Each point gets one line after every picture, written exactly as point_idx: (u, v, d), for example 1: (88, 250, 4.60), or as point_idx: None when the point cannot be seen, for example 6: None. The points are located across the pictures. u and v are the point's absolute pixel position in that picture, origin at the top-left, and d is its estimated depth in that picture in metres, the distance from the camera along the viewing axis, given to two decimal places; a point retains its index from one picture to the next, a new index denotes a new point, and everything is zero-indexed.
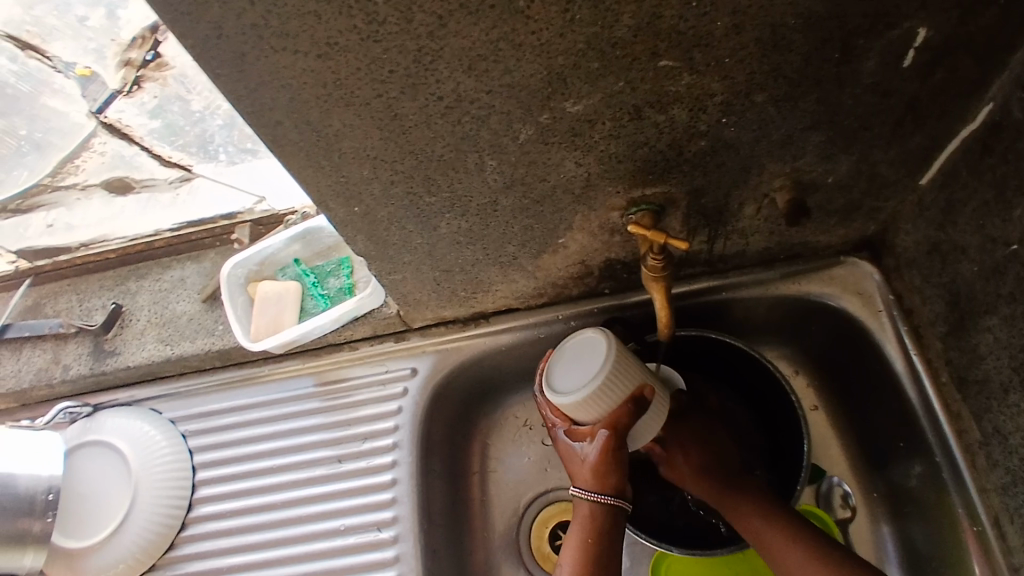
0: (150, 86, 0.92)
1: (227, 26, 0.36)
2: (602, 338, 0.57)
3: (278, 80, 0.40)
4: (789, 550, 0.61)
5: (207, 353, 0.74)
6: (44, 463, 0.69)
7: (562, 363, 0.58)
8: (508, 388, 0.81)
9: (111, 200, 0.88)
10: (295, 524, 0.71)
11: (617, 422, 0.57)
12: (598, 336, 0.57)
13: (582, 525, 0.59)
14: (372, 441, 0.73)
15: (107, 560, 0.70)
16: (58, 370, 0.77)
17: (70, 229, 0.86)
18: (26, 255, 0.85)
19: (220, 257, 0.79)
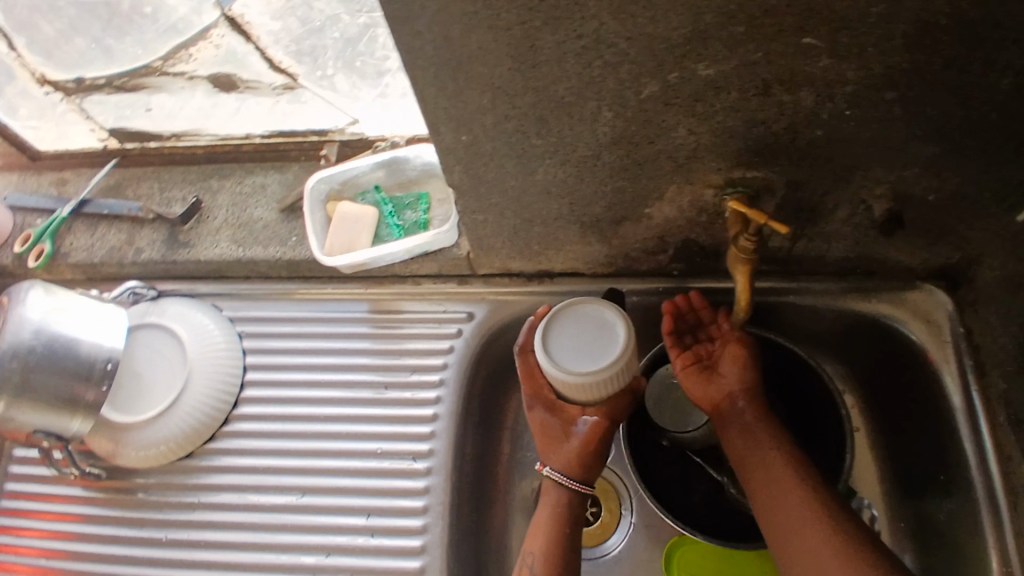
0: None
1: None
2: (609, 320, 0.65)
3: None
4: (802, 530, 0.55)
5: (277, 261, 0.76)
6: (110, 335, 0.70)
7: (565, 338, 0.65)
8: None
9: (213, 94, 0.84)
10: (332, 439, 0.73)
11: (615, 407, 0.65)
12: (607, 318, 0.65)
13: (555, 505, 0.65)
14: (420, 374, 0.74)
15: (151, 438, 0.72)
16: (130, 252, 0.79)
17: (168, 118, 0.85)
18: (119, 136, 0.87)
19: (302, 172, 0.81)
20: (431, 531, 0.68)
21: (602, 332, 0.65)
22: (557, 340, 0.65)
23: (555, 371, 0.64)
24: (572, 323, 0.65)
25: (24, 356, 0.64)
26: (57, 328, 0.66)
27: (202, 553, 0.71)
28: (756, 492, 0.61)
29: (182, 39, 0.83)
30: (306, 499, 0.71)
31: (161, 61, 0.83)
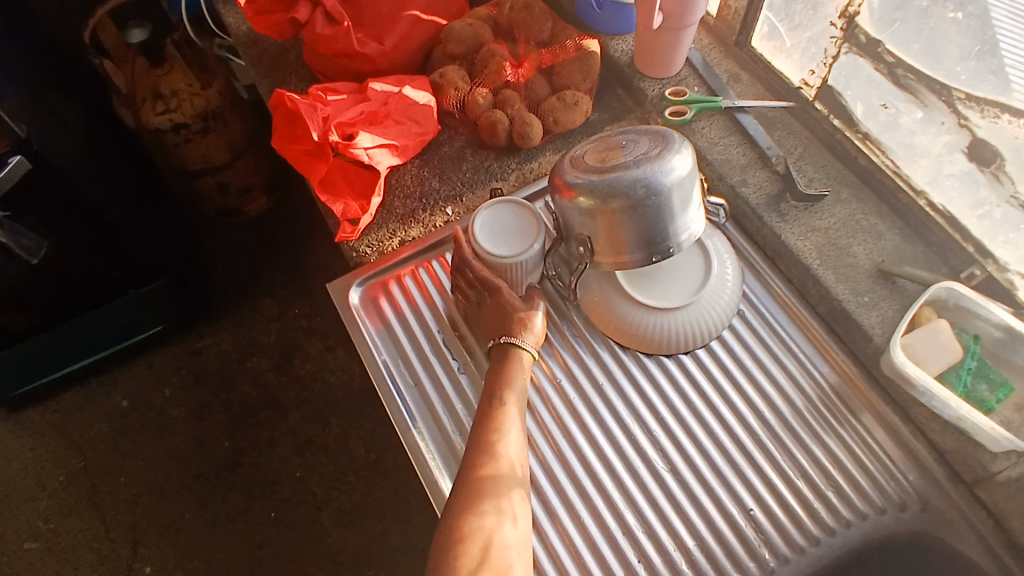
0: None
1: None
2: (503, 205, 0.75)
3: None
4: None
5: (835, 298, 0.72)
6: (692, 229, 0.70)
7: (503, 240, 0.72)
8: None
9: (944, 152, 0.72)
10: (721, 456, 0.71)
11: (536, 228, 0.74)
12: (500, 207, 0.75)
13: (503, 363, 0.68)
14: (837, 496, 0.69)
15: (618, 315, 0.74)
16: (736, 176, 0.80)
17: (882, 129, 0.77)
18: (822, 100, 0.82)
19: (924, 258, 0.73)
20: None
21: (512, 220, 0.74)
22: (507, 251, 0.72)
23: (511, 261, 0.72)
24: (493, 231, 0.73)
25: (646, 197, 0.65)
26: (679, 199, 0.67)
27: (562, 412, 0.74)
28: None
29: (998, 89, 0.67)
30: (665, 476, 0.70)
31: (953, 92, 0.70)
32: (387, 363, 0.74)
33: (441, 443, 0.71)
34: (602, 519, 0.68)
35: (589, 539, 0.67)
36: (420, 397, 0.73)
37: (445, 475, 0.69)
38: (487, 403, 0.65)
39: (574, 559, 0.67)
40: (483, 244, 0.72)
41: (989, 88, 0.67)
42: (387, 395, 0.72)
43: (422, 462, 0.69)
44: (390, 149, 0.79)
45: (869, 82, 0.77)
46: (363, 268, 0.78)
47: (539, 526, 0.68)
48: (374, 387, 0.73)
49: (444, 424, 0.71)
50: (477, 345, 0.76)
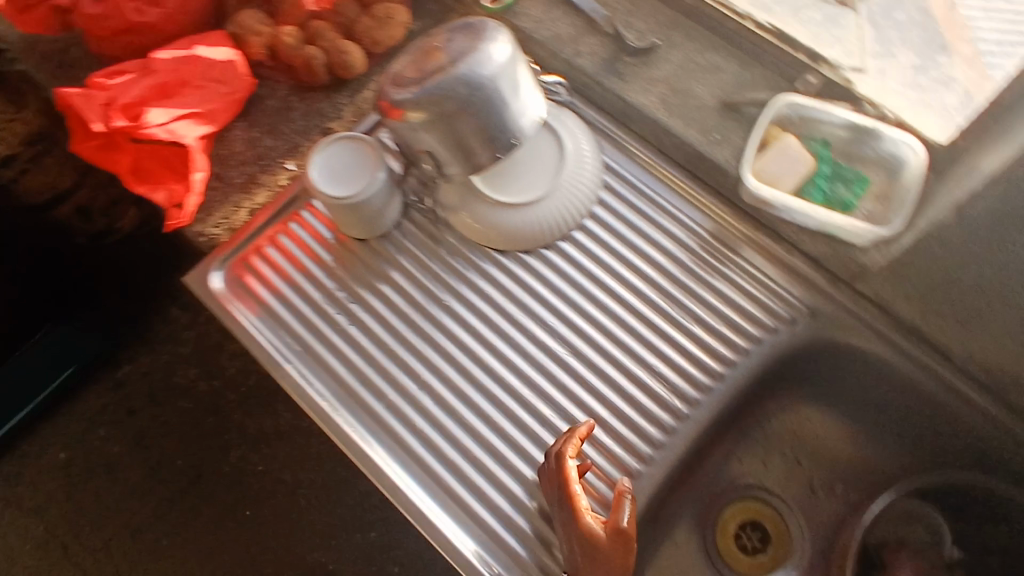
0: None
1: None
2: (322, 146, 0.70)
3: None
4: None
5: (688, 145, 0.72)
6: (532, 116, 0.68)
7: (346, 177, 0.69)
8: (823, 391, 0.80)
9: None
10: (618, 325, 0.73)
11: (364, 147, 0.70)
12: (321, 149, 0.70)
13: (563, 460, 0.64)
14: (730, 331, 0.73)
15: (487, 220, 0.73)
16: (568, 48, 0.77)
17: None
18: None
19: (764, 80, 0.73)
20: (652, 465, 0.71)
21: (339, 155, 0.70)
22: (357, 183, 0.70)
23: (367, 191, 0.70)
24: (331, 174, 0.69)
25: (471, 95, 0.63)
26: (507, 86, 0.64)
27: (459, 331, 0.73)
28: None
29: None
30: (568, 359, 0.72)
31: None
32: (268, 338, 0.72)
33: (352, 402, 0.71)
34: (521, 416, 0.71)
35: (514, 441, 0.70)
36: (313, 359, 0.72)
37: (356, 425, 0.70)
38: (554, 471, 0.64)
39: (505, 461, 0.69)
40: (331, 191, 0.69)
41: None
42: (277, 368, 0.71)
43: (332, 422, 0.70)
44: (195, 119, 0.73)
45: None
46: (220, 247, 0.75)
47: (464, 442, 0.70)
48: (261, 366, 0.71)
49: (343, 377, 0.71)
50: (359, 293, 0.74)
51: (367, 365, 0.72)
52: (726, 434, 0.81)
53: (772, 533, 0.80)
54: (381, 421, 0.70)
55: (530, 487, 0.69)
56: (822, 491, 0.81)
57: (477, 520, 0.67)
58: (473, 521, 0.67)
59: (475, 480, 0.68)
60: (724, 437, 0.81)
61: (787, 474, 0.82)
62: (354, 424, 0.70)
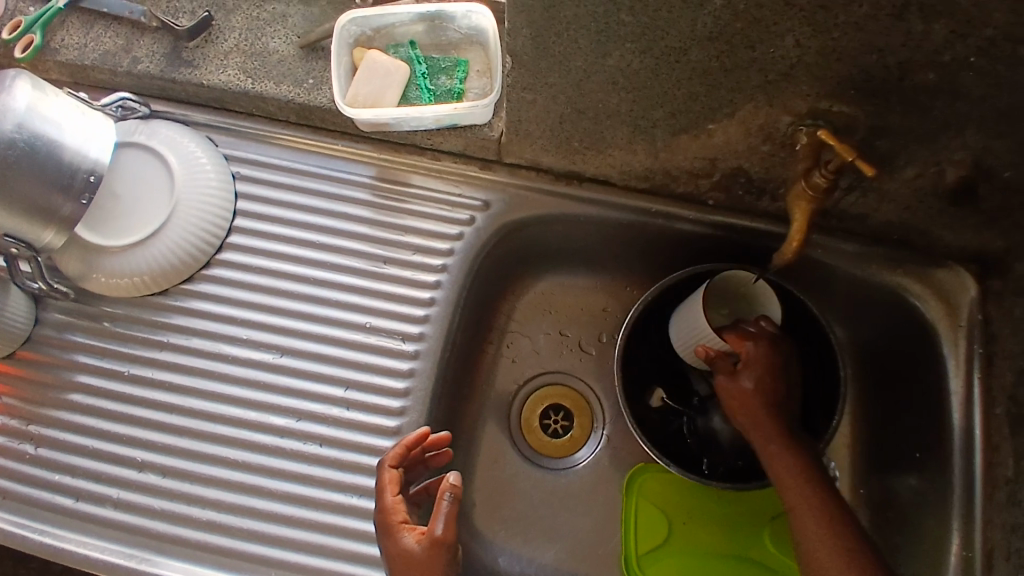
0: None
1: None
2: None
3: None
4: (813, 522, 0.60)
5: (288, 103, 0.68)
6: (97, 142, 0.64)
7: None
8: (550, 260, 0.82)
9: None
10: (315, 303, 0.70)
11: None
12: None
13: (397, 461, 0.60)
14: (424, 256, 0.71)
15: (122, 267, 0.68)
16: (126, 59, 0.70)
17: None
18: None
19: (332, 9, 0.71)
20: (409, 414, 0.67)
21: None
22: None
23: None
24: None
25: (2, 151, 0.58)
26: (43, 127, 0.60)
27: (166, 387, 0.69)
28: (780, 464, 0.63)
29: None
30: (282, 361, 0.68)
31: None
32: None
33: (99, 510, 0.66)
34: (264, 433, 0.67)
35: (267, 463, 0.66)
36: (18, 505, 0.67)
37: (94, 540, 0.65)
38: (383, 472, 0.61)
39: (268, 483, 0.66)
40: None
41: None
42: None
43: (68, 551, 0.65)
44: None
45: None
46: None
47: (220, 488, 0.66)
48: None
49: (58, 504, 0.66)
50: (43, 411, 0.69)
51: (77, 477, 0.67)
52: (486, 344, 0.83)
53: (572, 406, 0.83)
54: (119, 524, 0.65)
55: (303, 494, 0.65)
56: (593, 345, 0.84)
57: (262, 544, 0.64)
58: (256, 559, 0.64)
59: (251, 515, 0.65)
60: (488, 348, 0.83)
61: (555, 346, 0.84)
62: (103, 545, 0.65)
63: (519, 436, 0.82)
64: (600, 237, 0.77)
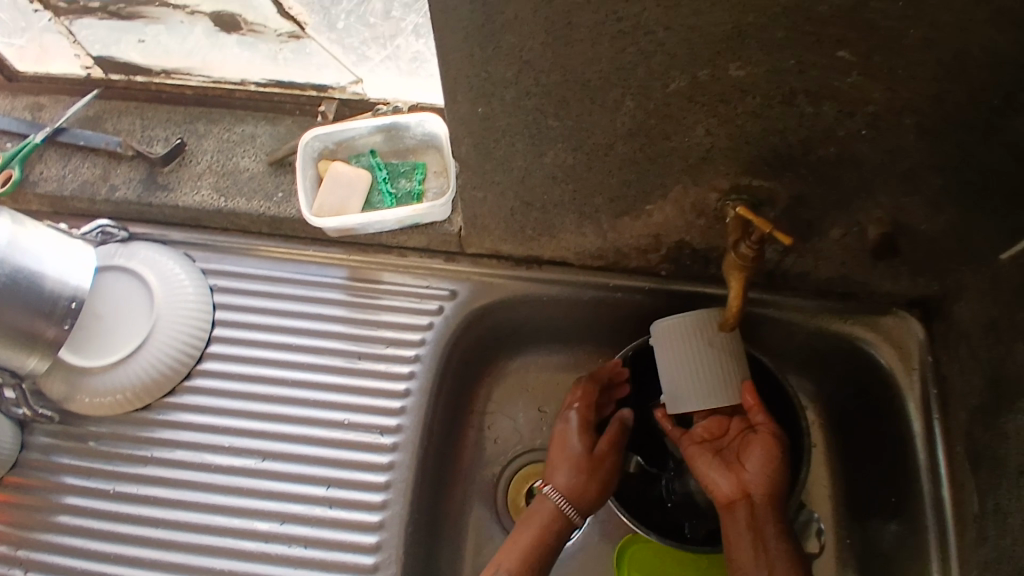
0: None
1: None
2: None
3: None
4: None
5: (260, 216, 0.73)
6: (76, 267, 0.68)
7: None
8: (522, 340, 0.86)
9: (214, 34, 0.77)
10: (294, 403, 0.72)
11: None
12: None
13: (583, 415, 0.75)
14: (397, 348, 0.74)
15: (103, 387, 0.71)
16: (104, 188, 0.75)
17: (162, 51, 0.78)
18: (104, 67, 0.80)
19: (297, 126, 0.76)
20: (392, 506, 0.68)
21: None
22: None
23: None
24: None
25: None
26: (23, 259, 0.64)
27: (151, 500, 0.70)
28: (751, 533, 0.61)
29: None
30: (265, 464, 0.70)
31: None
32: None
33: None
34: (249, 539, 0.68)
35: (253, 570, 0.67)
36: None
37: None
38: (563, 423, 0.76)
39: None
40: None
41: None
42: None
43: None
44: None
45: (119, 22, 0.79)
46: None
47: None
48: None
49: None
50: (28, 535, 0.69)
51: None
52: (467, 427, 0.84)
53: None
54: None
55: None
56: None
57: None
58: None
59: None
60: (468, 431, 0.84)
61: (535, 424, 0.85)
62: None
63: (506, 517, 0.81)
64: (566, 315, 0.80)
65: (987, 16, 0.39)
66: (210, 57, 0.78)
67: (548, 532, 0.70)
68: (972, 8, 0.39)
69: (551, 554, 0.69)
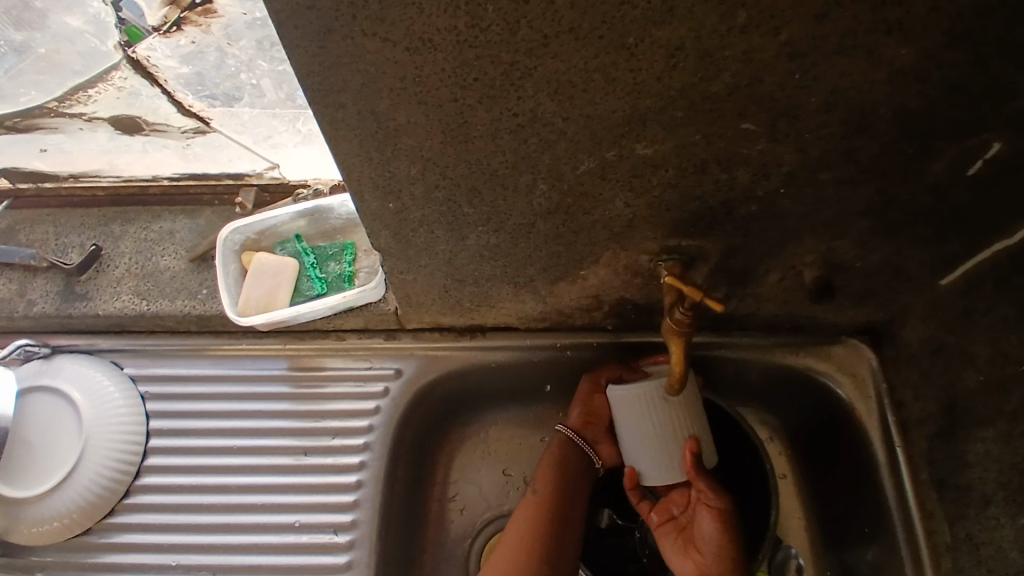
0: (190, 30, 0.79)
1: (323, 17, 0.34)
2: None
3: (355, 84, 0.38)
4: None
5: (186, 316, 0.69)
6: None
7: None
8: None
9: (117, 136, 0.77)
10: (242, 511, 0.69)
11: None
12: None
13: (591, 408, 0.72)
14: (344, 437, 0.71)
15: (38, 516, 0.66)
16: (21, 304, 0.71)
17: (67, 157, 0.76)
18: (7, 174, 0.76)
19: (216, 217, 0.74)
20: None
21: None
22: None
23: None
24: None
25: None
26: None
27: None
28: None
29: (79, 80, 0.78)
30: None
31: (58, 103, 0.78)
32: None
33: None
34: None
35: None
36: None
37: None
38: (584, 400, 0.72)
39: None
40: None
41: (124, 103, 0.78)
42: None
43: None
44: None
45: (20, 134, 0.77)
46: None
47: None
48: None
49: None
50: None
51: None
52: (430, 500, 0.77)
53: None
54: None
55: None
56: None
57: None
58: None
59: None
60: (429, 504, 0.77)
61: (501, 488, 0.78)
62: None
63: None
64: (519, 379, 0.77)
65: (885, 77, 0.38)
66: (119, 160, 0.76)
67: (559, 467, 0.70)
68: (869, 72, 0.38)
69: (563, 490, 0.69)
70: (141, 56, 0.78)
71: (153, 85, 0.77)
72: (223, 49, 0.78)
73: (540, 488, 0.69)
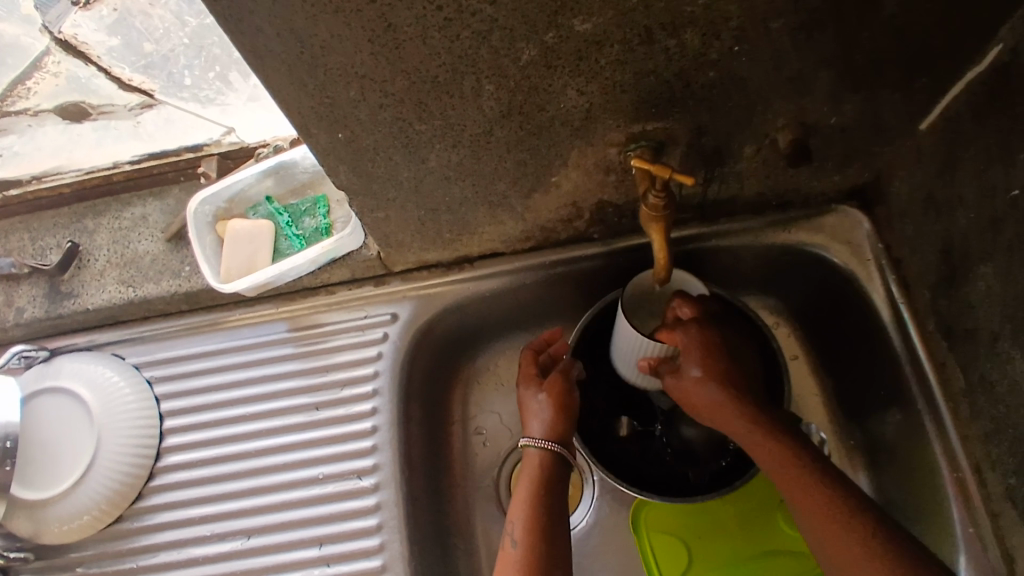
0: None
1: None
2: None
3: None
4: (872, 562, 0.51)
5: (173, 296, 0.69)
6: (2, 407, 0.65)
7: None
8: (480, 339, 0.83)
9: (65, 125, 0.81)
10: (266, 473, 0.70)
11: None
12: None
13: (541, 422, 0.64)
14: (352, 387, 0.71)
15: (69, 511, 0.67)
16: (11, 313, 0.71)
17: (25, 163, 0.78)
18: None
19: (185, 194, 0.73)
20: (388, 547, 0.66)
21: None
22: None
23: None
24: None
25: None
26: None
27: None
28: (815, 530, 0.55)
29: (19, 73, 0.85)
30: (252, 541, 0.68)
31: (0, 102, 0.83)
32: None
33: None
34: None
35: None
36: None
37: None
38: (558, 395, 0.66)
39: None
40: None
41: (78, 94, 0.83)
42: None
43: None
44: None
45: None
46: None
47: None
48: None
49: None
50: None
51: None
52: (451, 437, 0.78)
53: None
54: None
55: None
56: None
57: None
58: None
59: None
60: (451, 441, 0.78)
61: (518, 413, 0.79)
62: None
63: None
64: (517, 305, 0.77)
65: None
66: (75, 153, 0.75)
67: (538, 484, 0.61)
68: None
69: (555, 518, 0.59)
70: (69, 35, 0.87)
71: (89, 65, 0.84)
72: (148, 12, 0.87)
73: (521, 535, 0.57)
